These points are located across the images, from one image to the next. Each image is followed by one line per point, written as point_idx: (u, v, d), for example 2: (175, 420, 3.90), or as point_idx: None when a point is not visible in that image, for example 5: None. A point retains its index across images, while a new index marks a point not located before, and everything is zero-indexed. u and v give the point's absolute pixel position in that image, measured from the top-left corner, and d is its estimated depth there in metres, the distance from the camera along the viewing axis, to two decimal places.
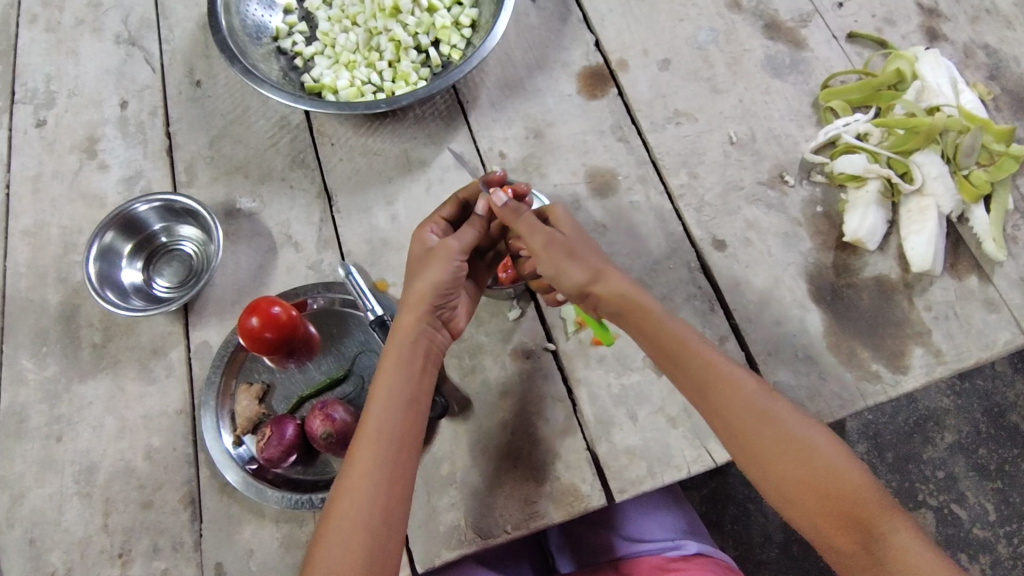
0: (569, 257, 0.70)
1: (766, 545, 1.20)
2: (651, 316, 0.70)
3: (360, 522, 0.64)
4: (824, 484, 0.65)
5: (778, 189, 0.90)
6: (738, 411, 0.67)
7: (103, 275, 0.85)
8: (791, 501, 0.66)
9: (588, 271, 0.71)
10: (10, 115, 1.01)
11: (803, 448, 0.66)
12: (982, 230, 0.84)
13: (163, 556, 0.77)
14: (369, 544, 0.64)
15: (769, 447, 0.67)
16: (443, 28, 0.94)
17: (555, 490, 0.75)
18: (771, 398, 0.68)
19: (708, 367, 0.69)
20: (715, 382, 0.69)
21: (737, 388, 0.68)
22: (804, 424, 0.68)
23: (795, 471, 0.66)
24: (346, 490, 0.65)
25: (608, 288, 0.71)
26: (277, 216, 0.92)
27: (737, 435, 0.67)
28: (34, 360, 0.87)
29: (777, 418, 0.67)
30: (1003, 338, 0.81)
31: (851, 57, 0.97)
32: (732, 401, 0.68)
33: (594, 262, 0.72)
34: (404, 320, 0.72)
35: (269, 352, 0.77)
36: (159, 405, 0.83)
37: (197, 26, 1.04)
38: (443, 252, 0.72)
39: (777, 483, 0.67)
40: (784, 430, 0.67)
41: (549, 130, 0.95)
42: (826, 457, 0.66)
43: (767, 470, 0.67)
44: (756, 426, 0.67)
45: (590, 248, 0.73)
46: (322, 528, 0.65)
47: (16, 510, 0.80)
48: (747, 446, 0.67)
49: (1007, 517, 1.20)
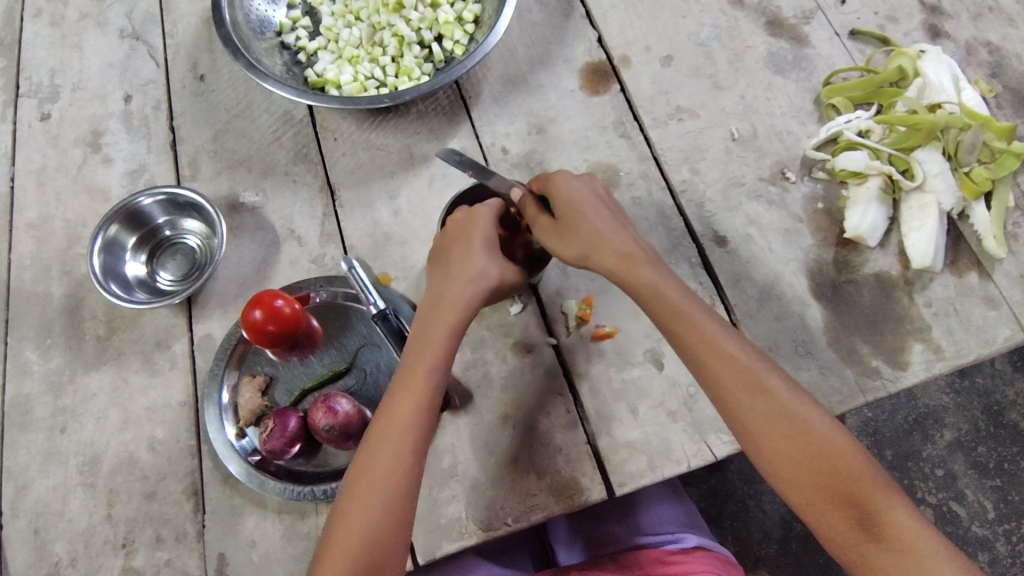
0: (558, 234, 0.74)
1: (765, 541, 1.21)
2: (646, 286, 0.71)
3: (396, 495, 0.65)
4: (820, 460, 0.65)
5: (779, 186, 0.90)
6: (728, 389, 0.67)
7: (108, 267, 0.86)
8: (784, 475, 0.66)
9: (580, 244, 0.73)
10: (14, 108, 1.02)
11: (797, 423, 0.66)
12: (983, 227, 0.85)
13: (166, 547, 0.78)
14: (403, 517, 0.65)
15: (761, 424, 0.66)
16: (446, 23, 0.95)
17: (556, 482, 0.76)
18: (763, 369, 0.68)
19: (701, 341, 0.69)
20: (709, 357, 0.68)
21: (730, 360, 0.68)
22: (800, 399, 0.67)
23: (791, 450, 0.65)
24: (386, 463, 0.65)
25: (605, 262, 0.73)
26: (280, 210, 0.92)
27: (733, 411, 0.67)
28: (38, 351, 0.88)
29: (769, 394, 0.67)
30: (1002, 334, 0.81)
31: (853, 55, 0.97)
32: (724, 370, 0.67)
33: (592, 231, 0.73)
34: (470, 301, 0.71)
35: (272, 344, 0.78)
36: (163, 397, 0.84)
37: (201, 21, 1.04)
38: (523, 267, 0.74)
39: (771, 458, 0.66)
40: (779, 408, 0.66)
41: (552, 125, 0.95)
42: (820, 431, 0.66)
43: (763, 447, 0.66)
44: (749, 403, 0.66)
45: (590, 215, 0.73)
46: (362, 499, 0.65)
47: (20, 500, 0.81)
48: (738, 419, 0.67)
49: (1005, 515, 1.20)
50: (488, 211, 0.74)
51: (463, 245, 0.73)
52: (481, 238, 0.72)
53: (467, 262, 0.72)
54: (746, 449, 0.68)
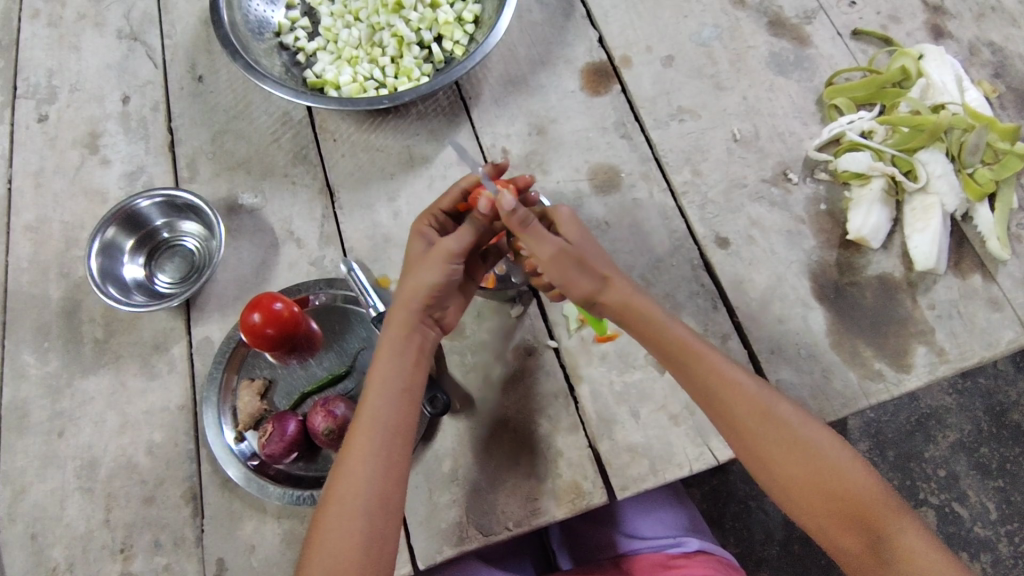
0: (579, 267, 0.69)
1: (767, 543, 1.20)
2: (652, 321, 0.70)
3: (362, 507, 0.64)
4: (830, 486, 0.65)
5: (781, 187, 0.90)
6: (741, 417, 0.67)
7: (105, 271, 0.85)
8: (796, 501, 0.66)
9: (594, 281, 0.70)
10: (12, 110, 1.01)
11: (807, 447, 0.66)
12: (986, 229, 0.84)
13: (164, 552, 0.77)
14: (372, 528, 0.64)
15: (773, 448, 0.66)
16: (445, 23, 0.94)
17: (557, 487, 0.75)
18: (772, 398, 0.68)
19: (709, 370, 0.68)
20: (718, 386, 0.68)
21: (740, 389, 0.68)
22: (811, 425, 0.67)
23: (801, 472, 0.65)
24: (354, 479, 0.65)
25: (617, 296, 0.70)
26: (279, 212, 0.92)
27: (742, 437, 0.67)
28: (36, 354, 0.87)
29: (779, 420, 0.66)
30: (1006, 337, 0.80)
31: (855, 55, 0.96)
32: (733, 404, 0.67)
33: (602, 269, 0.71)
34: (398, 314, 0.71)
35: (270, 347, 0.77)
36: (161, 401, 0.83)
37: (199, 21, 1.04)
38: (440, 256, 0.70)
39: (783, 483, 0.66)
40: (789, 433, 0.66)
41: (553, 126, 0.95)
42: (831, 456, 0.66)
43: (773, 468, 0.66)
44: (761, 433, 0.66)
45: (596, 255, 0.71)
46: (319, 521, 0.65)
47: (18, 505, 0.80)
48: (750, 445, 0.67)
49: (1007, 516, 1.20)
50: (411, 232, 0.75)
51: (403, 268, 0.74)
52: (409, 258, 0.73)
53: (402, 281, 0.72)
54: (756, 473, 0.68)
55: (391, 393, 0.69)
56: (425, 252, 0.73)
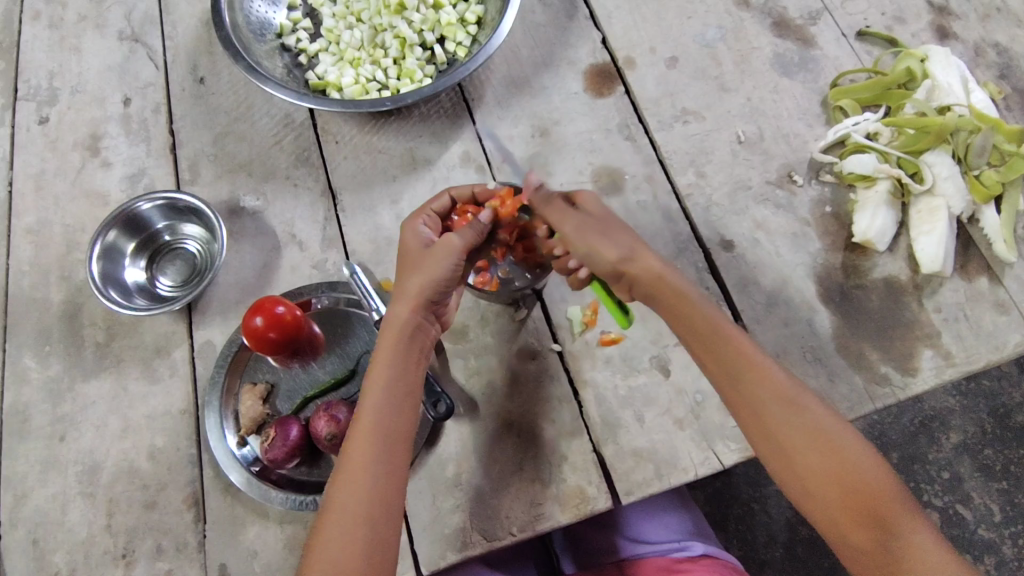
0: (602, 235, 0.69)
1: (771, 545, 1.20)
2: (678, 299, 0.69)
3: (364, 511, 0.64)
4: (847, 479, 0.64)
5: (786, 189, 0.89)
6: (766, 408, 0.66)
7: (106, 274, 0.85)
8: (811, 493, 0.65)
9: (624, 245, 0.70)
10: (12, 112, 1.01)
11: (829, 440, 0.65)
12: (993, 231, 0.83)
13: (166, 557, 0.77)
14: (373, 531, 0.63)
15: (796, 439, 0.65)
16: (448, 25, 0.94)
17: (561, 492, 0.75)
18: (798, 389, 0.67)
19: (739, 358, 0.68)
20: (745, 375, 0.67)
21: (768, 379, 0.67)
22: (833, 420, 0.66)
23: (821, 465, 0.64)
24: (358, 483, 0.65)
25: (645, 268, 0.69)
26: (281, 215, 0.91)
27: (764, 426, 0.66)
28: (37, 359, 0.87)
29: (803, 412, 0.66)
30: (1013, 340, 0.80)
31: (860, 56, 0.96)
32: (758, 392, 0.66)
33: (628, 241, 0.70)
34: (402, 311, 0.70)
35: (273, 351, 0.76)
36: (163, 405, 0.83)
37: (201, 23, 1.03)
38: (447, 251, 0.70)
39: (799, 476, 0.65)
40: (812, 425, 0.66)
41: (556, 128, 0.94)
42: (850, 449, 0.65)
43: (792, 461, 0.65)
44: (785, 425, 0.66)
45: (618, 227, 0.72)
46: (320, 524, 0.64)
47: (19, 510, 0.80)
48: (772, 434, 0.66)
49: (1012, 518, 1.19)
50: (405, 229, 0.75)
51: (402, 263, 0.73)
52: (412, 252, 0.73)
53: (404, 277, 0.71)
54: (771, 465, 0.67)
55: (394, 393, 0.68)
56: (426, 248, 0.72)
